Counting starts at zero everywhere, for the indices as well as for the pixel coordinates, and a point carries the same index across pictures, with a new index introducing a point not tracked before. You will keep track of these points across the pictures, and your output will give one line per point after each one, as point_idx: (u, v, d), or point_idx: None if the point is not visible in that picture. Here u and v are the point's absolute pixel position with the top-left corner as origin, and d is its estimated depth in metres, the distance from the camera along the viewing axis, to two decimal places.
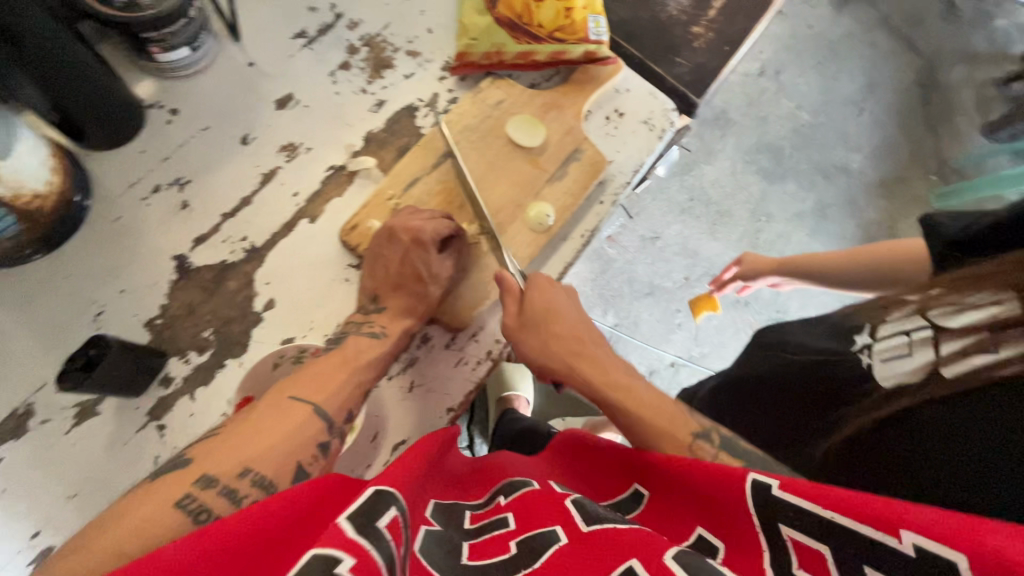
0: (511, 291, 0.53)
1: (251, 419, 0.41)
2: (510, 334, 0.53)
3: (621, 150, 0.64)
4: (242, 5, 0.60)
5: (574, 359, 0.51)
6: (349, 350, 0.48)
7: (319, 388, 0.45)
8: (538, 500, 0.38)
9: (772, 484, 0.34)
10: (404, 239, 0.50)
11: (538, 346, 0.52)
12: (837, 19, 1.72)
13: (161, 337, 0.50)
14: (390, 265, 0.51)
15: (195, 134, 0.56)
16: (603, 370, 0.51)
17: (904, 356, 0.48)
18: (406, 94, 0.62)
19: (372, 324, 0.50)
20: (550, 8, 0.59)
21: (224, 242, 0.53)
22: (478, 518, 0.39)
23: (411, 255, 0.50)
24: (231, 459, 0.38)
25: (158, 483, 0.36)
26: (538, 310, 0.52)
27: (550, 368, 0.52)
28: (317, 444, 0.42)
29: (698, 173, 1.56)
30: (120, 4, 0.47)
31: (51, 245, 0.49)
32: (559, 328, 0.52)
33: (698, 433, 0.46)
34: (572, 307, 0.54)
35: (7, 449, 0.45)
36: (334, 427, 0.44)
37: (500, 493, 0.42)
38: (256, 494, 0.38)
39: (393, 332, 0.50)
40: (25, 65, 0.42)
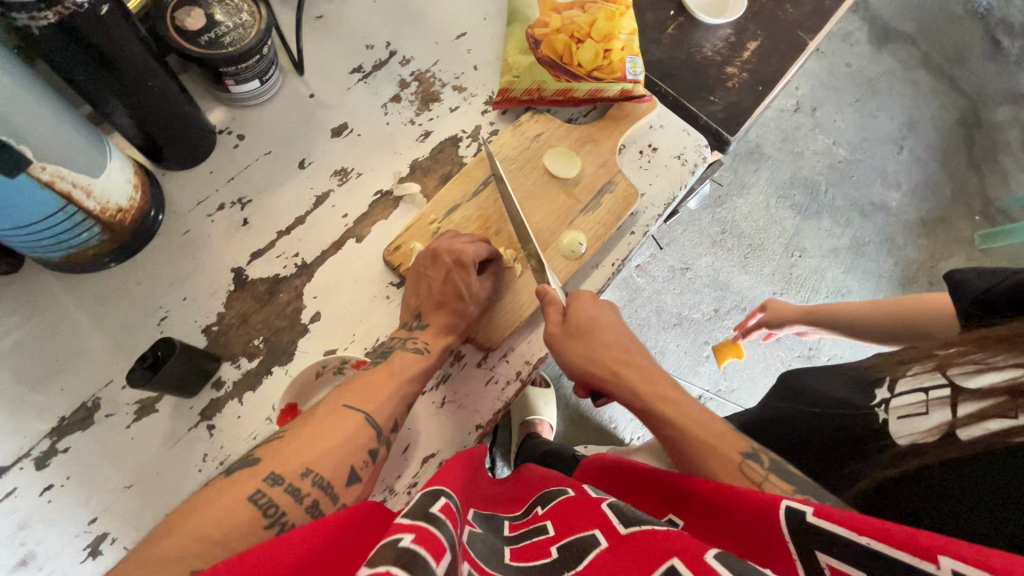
0: (554, 303, 0.55)
1: (309, 425, 0.45)
2: (555, 342, 0.55)
3: (653, 184, 0.66)
4: (307, 43, 0.66)
5: (615, 365, 0.53)
6: (395, 364, 0.50)
7: (369, 397, 0.47)
8: (575, 509, 0.43)
9: (806, 510, 0.35)
10: (448, 260, 0.53)
11: (586, 357, 0.53)
12: (877, 57, 1.72)
13: (217, 342, 0.54)
14: (431, 285, 0.54)
15: (258, 157, 0.61)
16: (647, 379, 0.52)
17: (920, 415, 0.47)
18: (451, 126, 0.66)
19: (416, 339, 0.53)
20: (589, 49, 0.63)
21: (278, 257, 0.58)
22: (517, 527, 0.45)
23: (453, 276, 0.53)
24: (294, 460, 0.42)
25: (232, 479, 0.40)
26: (581, 321, 0.54)
27: (591, 374, 0.54)
28: (368, 450, 0.45)
29: (730, 206, 1.57)
30: (204, 42, 0.53)
31: (126, 254, 0.55)
32: (603, 335, 0.54)
33: (745, 453, 0.46)
34: (613, 319, 0.56)
35: (75, 438, 0.49)
36: (383, 435, 0.47)
37: (536, 505, 0.48)
38: (316, 493, 0.42)
39: (435, 348, 0.53)
40: (121, 93, 0.47)
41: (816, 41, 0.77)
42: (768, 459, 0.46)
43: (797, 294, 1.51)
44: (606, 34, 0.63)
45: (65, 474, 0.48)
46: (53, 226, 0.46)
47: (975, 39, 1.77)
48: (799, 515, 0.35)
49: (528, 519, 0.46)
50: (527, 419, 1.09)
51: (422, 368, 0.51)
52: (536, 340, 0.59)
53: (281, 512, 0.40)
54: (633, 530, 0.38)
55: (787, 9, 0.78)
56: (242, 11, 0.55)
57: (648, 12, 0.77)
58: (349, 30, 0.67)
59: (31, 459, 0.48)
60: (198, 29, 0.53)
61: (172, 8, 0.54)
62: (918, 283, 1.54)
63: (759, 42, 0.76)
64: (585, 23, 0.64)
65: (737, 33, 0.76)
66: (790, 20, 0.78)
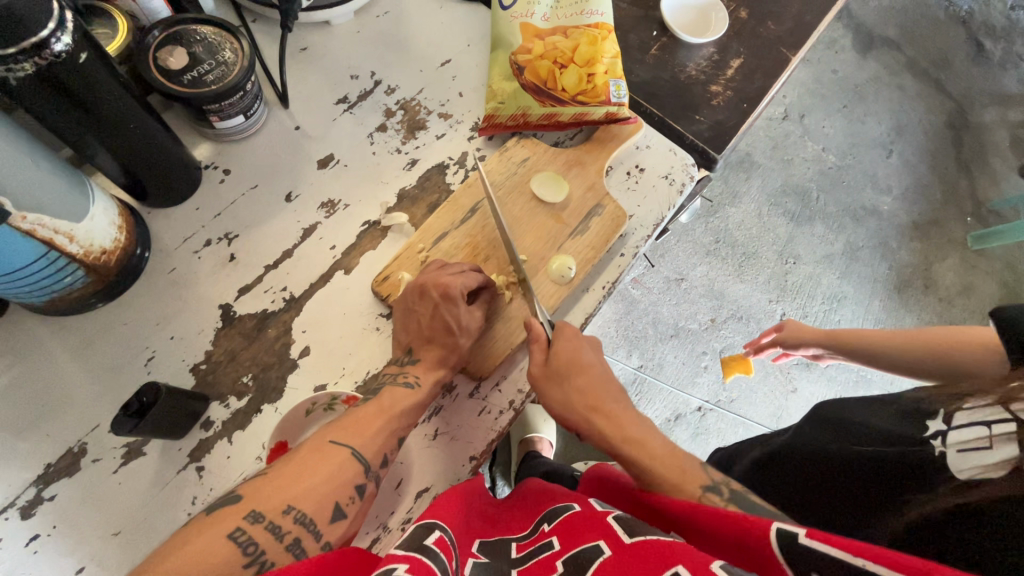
0: (538, 340, 0.55)
1: (297, 460, 0.45)
2: (536, 385, 0.54)
3: (642, 205, 0.66)
4: (292, 76, 0.66)
5: (591, 412, 0.52)
6: (385, 399, 0.50)
7: (358, 432, 0.47)
8: (581, 523, 0.42)
9: (799, 533, 0.36)
10: (435, 296, 0.53)
11: (562, 398, 0.52)
12: (862, 63, 1.74)
13: (205, 381, 0.53)
14: (421, 320, 0.54)
15: (245, 192, 0.61)
16: (618, 425, 0.51)
17: (983, 450, 0.45)
18: (438, 153, 0.66)
19: (406, 374, 0.52)
20: (573, 74, 0.64)
21: (267, 292, 0.57)
22: (524, 547, 0.43)
23: (441, 309, 0.53)
24: (277, 497, 0.42)
25: (212, 516, 0.40)
26: (561, 362, 0.54)
27: (568, 420, 0.52)
28: (354, 486, 0.45)
29: (723, 215, 1.57)
30: (188, 81, 0.54)
31: (113, 294, 0.54)
32: (584, 380, 0.53)
33: (706, 486, 0.46)
34: (595, 360, 0.55)
35: (61, 485, 0.48)
36: (371, 471, 0.46)
37: (543, 521, 0.46)
38: (297, 530, 0.41)
39: (426, 382, 0.52)
40: (103, 136, 0.47)
41: (800, 56, 0.78)
42: (727, 490, 0.46)
43: (793, 301, 1.51)
44: (589, 59, 0.64)
45: (52, 523, 0.47)
46: (37, 273, 0.46)
47: (958, 43, 1.79)
48: (793, 537, 0.36)
49: (534, 537, 0.45)
50: (525, 437, 1.08)
51: (412, 402, 0.51)
52: (528, 367, 0.58)
53: (261, 551, 0.39)
54: (638, 539, 0.39)
55: (769, 25, 0.79)
56: (225, 49, 0.55)
57: (631, 33, 0.77)
58: (334, 61, 0.68)
59: (17, 509, 0.47)
60: (181, 68, 0.54)
61: (155, 49, 0.54)
62: (913, 286, 1.55)
63: (742, 60, 0.76)
64: (568, 48, 0.64)
65: (720, 51, 0.77)
66: (772, 37, 0.79)
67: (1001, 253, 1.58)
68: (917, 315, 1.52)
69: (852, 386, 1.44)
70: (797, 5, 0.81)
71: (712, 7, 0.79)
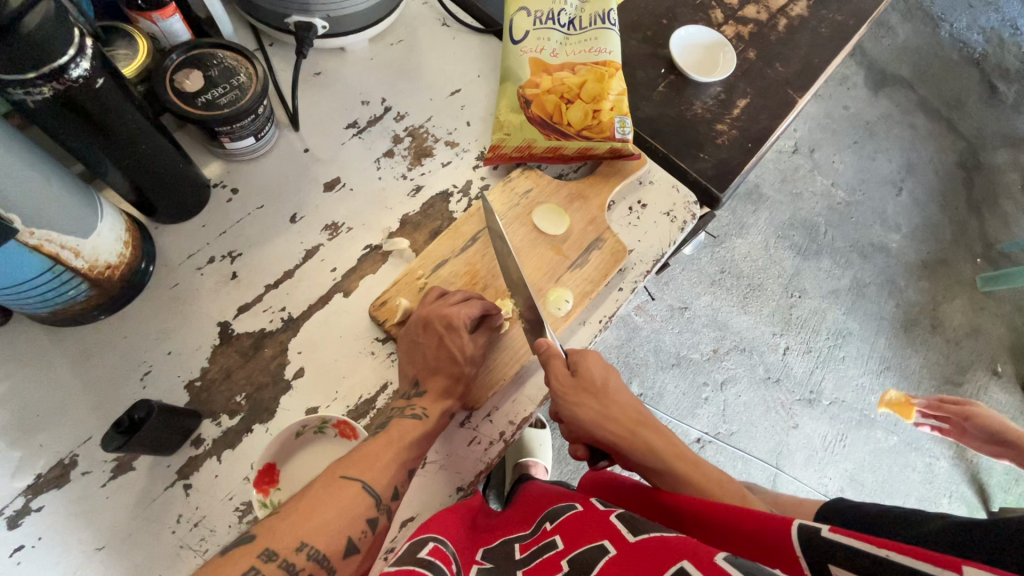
0: (557, 355, 0.54)
1: (310, 495, 0.44)
2: (567, 397, 0.53)
3: (642, 240, 0.67)
4: (305, 100, 0.68)
5: (635, 426, 0.53)
6: (394, 432, 0.50)
7: (368, 466, 0.47)
8: (581, 525, 0.44)
9: (823, 528, 0.38)
10: (439, 326, 0.54)
11: (600, 411, 0.53)
12: (874, 101, 1.75)
13: (198, 398, 0.54)
14: (426, 351, 0.54)
15: (251, 212, 0.62)
16: (664, 440, 0.53)
17: None
18: (443, 180, 0.67)
19: (414, 406, 0.52)
20: (578, 109, 0.65)
21: (265, 311, 0.58)
22: (527, 547, 0.44)
23: (445, 341, 0.53)
24: (291, 534, 0.41)
25: (227, 557, 0.40)
26: (594, 377, 0.54)
27: (608, 434, 0.53)
28: (366, 520, 0.45)
29: (729, 246, 1.57)
30: (202, 103, 0.55)
31: (114, 307, 0.55)
32: (619, 397, 0.55)
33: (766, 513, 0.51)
34: (619, 381, 0.57)
35: (49, 497, 0.49)
36: (382, 503, 0.46)
37: (545, 521, 0.48)
38: (311, 567, 0.41)
39: (434, 413, 0.52)
40: (115, 154, 0.48)
41: (806, 98, 0.79)
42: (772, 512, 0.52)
43: (797, 335, 1.49)
44: (595, 95, 0.65)
45: (37, 535, 0.47)
46: (40, 286, 0.47)
47: (971, 84, 1.80)
48: (815, 531, 0.38)
49: (536, 536, 0.46)
50: (519, 461, 1.07)
51: (420, 434, 0.51)
52: (521, 399, 0.58)
53: None
54: (642, 536, 0.39)
55: (776, 67, 0.81)
56: (240, 73, 0.57)
57: (639, 70, 0.78)
58: (345, 87, 0.69)
59: (4, 518, 0.48)
60: (195, 91, 0.55)
61: (173, 71, 0.56)
62: (920, 326, 1.53)
63: (749, 100, 0.77)
64: (575, 84, 0.65)
65: (727, 90, 0.78)
66: (779, 78, 0.80)
67: (1010, 296, 1.57)
68: (923, 355, 1.50)
69: (856, 425, 1.42)
70: (804, 49, 0.83)
71: (720, 47, 0.81)
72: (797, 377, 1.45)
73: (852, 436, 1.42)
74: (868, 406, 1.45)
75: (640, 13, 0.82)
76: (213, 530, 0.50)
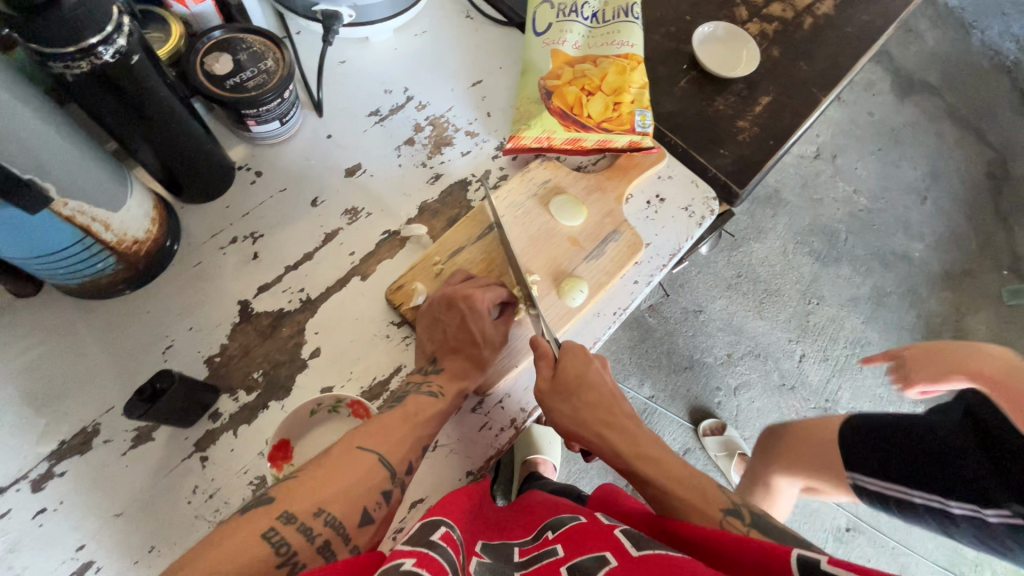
0: (545, 356, 0.54)
1: (325, 465, 0.45)
2: (544, 401, 0.54)
3: (659, 234, 0.66)
4: (329, 87, 0.69)
5: (604, 427, 0.53)
6: (409, 407, 0.50)
7: (384, 438, 0.48)
8: (585, 535, 0.43)
9: (820, 559, 0.36)
10: (462, 307, 0.55)
11: (571, 413, 0.53)
12: (900, 107, 1.72)
13: (217, 373, 0.55)
14: (446, 331, 0.56)
15: (274, 194, 0.63)
16: (632, 441, 0.53)
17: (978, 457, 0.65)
18: (462, 169, 0.67)
19: (431, 384, 0.53)
20: (599, 101, 0.65)
21: (284, 291, 0.59)
22: (527, 552, 0.44)
23: (467, 322, 0.55)
24: (309, 499, 0.42)
25: (246, 517, 0.40)
26: (569, 379, 0.53)
27: (578, 434, 0.54)
28: (381, 491, 0.45)
29: (746, 250, 1.55)
30: (231, 86, 0.57)
31: (139, 283, 0.56)
32: (591, 395, 0.54)
33: (729, 509, 0.49)
34: (601, 376, 0.55)
35: (71, 463, 0.50)
36: (397, 476, 0.47)
37: (547, 529, 0.47)
38: (328, 533, 0.42)
39: (450, 392, 0.53)
40: (145, 130, 0.49)
41: (829, 97, 0.79)
42: (748, 515, 0.49)
43: (814, 342, 1.47)
44: (616, 88, 0.65)
45: (59, 499, 0.49)
46: (71, 257, 0.48)
47: (1002, 93, 1.77)
48: (814, 564, 0.36)
49: (537, 543, 0.45)
50: (528, 458, 1.07)
51: (437, 411, 0.51)
52: (533, 387, 0.58)
53: (292, 552, 0.40)
54: (645, 552, 0.39)
55: (800, 66, 0.80)
56: (268, 58, 0.58)
57: (661, 66, 0.78)
58: (368, 76, 0.70)
59: (28, 482, 0.49)
60: (225, 74, 0.57)
61: (203, 54, 0.57)
62: (942, 337, 1.50)
63: (771, 97, 0.77)
64: (596, 77, 0.66)
65: (749, 87, 0.77)
66: (803, 77, 0.79)
67: None
68: None
69: None
70: (829, 49, 0.82)
71: (744, 44, 0.80)
72: (813, 385, 1.44)
73: None
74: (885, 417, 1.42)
75: (663, 9, 0.82)
76: (227, 502, 0.51)
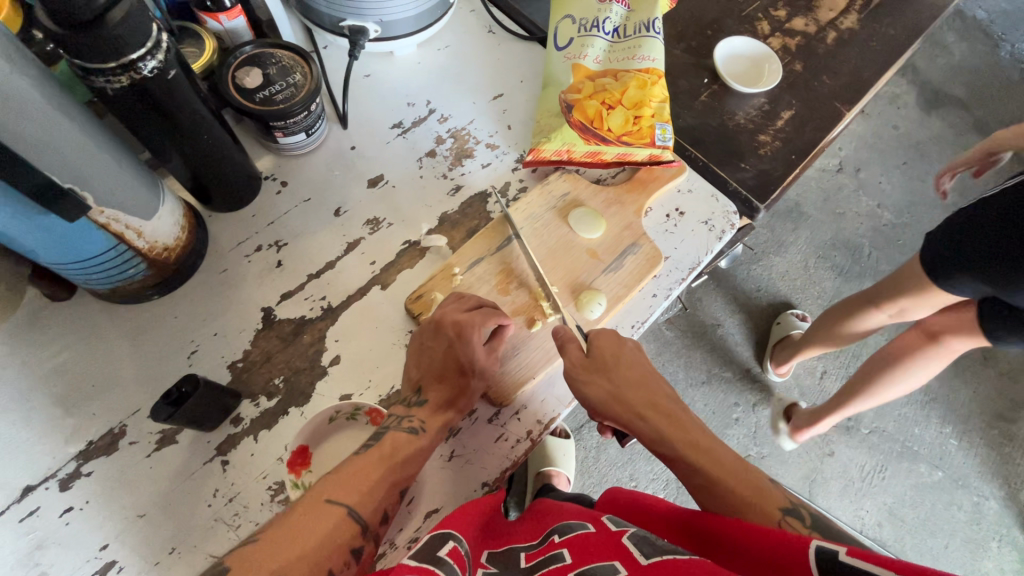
0: (572, 339, 0.55)
1: (292, 520, 0.43)
2: (580, 377, 0.53)
3: (679, 247, 0.66)
4: (354, 100, 0.71)
5: (647, 407, 0.53)
6: (386, 447, 0.49)
7: (354, 489, 0.46)
8: (593, 544, 0.42)
9: (840, 551, 0.36)
10: (450, 332, 0.54)
11: (611, 390, 0.53)
12: (926, 120, 1.72)
13: (239, 378, 0.56)
14: (433, 356, 0.55)
15: (298, 204, 0.64)
16: (677, 424, 0.52)
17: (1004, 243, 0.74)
18: (482, 181, 0.68)
19: (412, 418, 0.52)
20: (620, 115, 0.66)
21: (306, 299, 0.60)
22: (533, 557, 0.43)
23: (455, 347, 0.54)
24: (268, 562, 0.40)
25: None
26: (605, 356, 0.54)
27: (621, 416, 0.53)
28: (350, 549, 0.44)
29: (766, 264, 1.55)
30: (260, 99, 0.58)
31: (167, 289, 0.58)
32: (630, 375, 0.54)
33: (785, 509, 0.48)
34: (637, 356, 0.56)
35: (98, 464, 0.51)
36: (367, 531, 0.46)
37: (553, 533, 0.46)
38: None
39: (431, 428, 0.52)
40: (177, 142, 0.51)
41: (853, 111, 0.78)
42: (806, 515, 0.48)
43: (835, 357, 1.44)
44: (637, 102, 0.66)
45: (85, 498, 0.50)
46: (104, 263, 0.50)
47: None
48: (833, 555, 0.36)
49: (542, 546, 0.45)
50: (541, 470, 1.06)
51: (416, 449, 0.50)
52: (550, 399, 0.58)
53: None
54: (655, 560, 0.39)
55: (823, 80, 0.80)
56: (296, 72, 0.60)
57: (682, 79, 0.78)
58: (392, 89, 0.72)
59: (56, 481, 0.50)
60: (255, 87, 0.59)
61: (235, 68, 0.59)
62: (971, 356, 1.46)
63: (793, 111, 0.77)
64: (617, 91, 0.66)
65: (771, 101, 0.77)
66: (826, 91, 0.79)
67: None
68: (973, 389, 1.43)
69: (896, 457, 1.36)
70: (853, 63, 0.82)
71: (766, 59, 0.80)
72: None
73: (892, 469, 1.35)
74: (909, 437, 1.38)
75: (684, 23, 0.82)
76: (247, 506, 0.51)
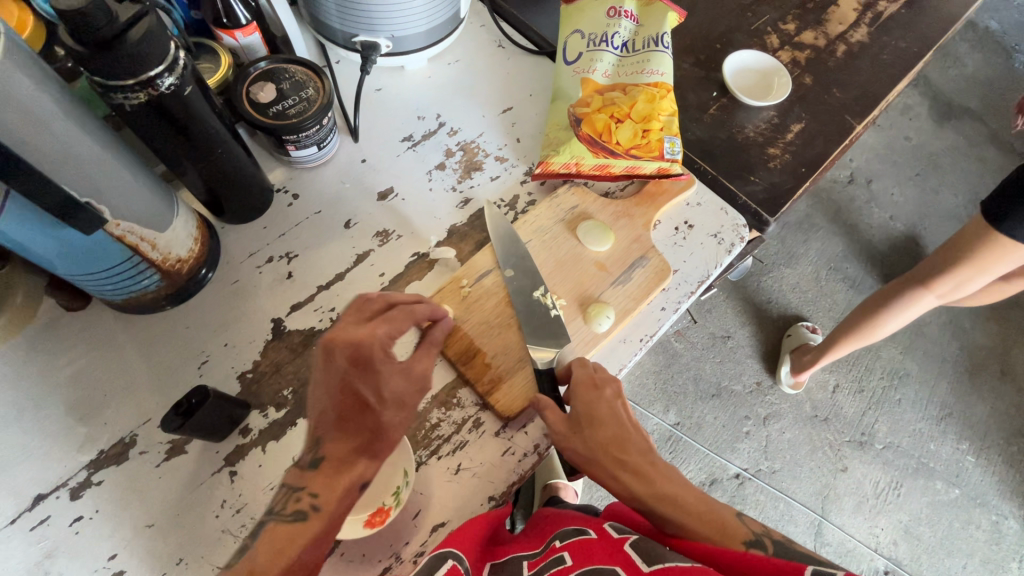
0: (545, 406, 0.52)
1: None
2: (560, 442, 0.52)
3: (688, 261, 0.66)
4: (365, 113, 0.72)
5: (618, 467, 0.50)
6: (264, 551, 0.42)
7: None
8: (595, 550, 0.43)
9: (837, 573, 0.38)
10: (342, 361, 0.47)
11: (583, 451, 0.51)
12: (939, 132, 1.82)
13: (249, 389, 0.56)
14: (327, 399, 0.47)
15: (309, 216, 0.65)
16: (651, 481, 0.49)
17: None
18: (491, 194, 0.69)
19: (302, 494, 0.45)
20: (628, 128, 0.66)
21: (316, 310, 0.60)
22: (535, 566, 0.45)
23: (348, 377, 0.47)
24: None
25: None
26: (578, 415, 0.51)
27: (595, 474, 0.51)
28: None
29: (776, 275, 1.59)
30: (274, 113, 0.59)
31: (180, 299, 0.59)
32: (603, 433, 0.51)
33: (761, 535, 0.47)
34: (614, 409, 0.52)
35: (108, 473, 0.52)
36: None
37: (555, 538, 0.47)
38: None
39: (330, 500, 0.44)
40: (191, 155, 0.52)
41: (865, 124, 0.78)
42: (770, 545, 0.46)
43: (848, 372, 1.47)
44: (645, 116, 0.66)
45: (95, 507, 0.50)
46: (119, 274, 0.51)
47: None
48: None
49: (545, 553, 0.46)
50: (549, 482, 1.05)
51: (311, 534, 0.43)
52: None
53: None
54: (656, 568, 0.40)
55: (834, 93, 0.80)
56: (308, 87, 0.61)
57: (691, 92, 0.78)
58: (403, 103, 0.73)
59: (67, 489, 0.51)
60: (269, 102, 0.60)
61: (250, 83, 0.60)
62: (988, 369, 1.49)
63: (803, 124, 0.76)
64: (626, 104, 0.66)
65: (782, 114, 0.77)
66: (837, 104, 0.79)
67: None
68: (991, 404, 1.45)
69: (912, 473, 1.37)
70: (865, 76, 0.82)
71: (775, 72, 0.80)
72: (848, 418, 1.42)
73: (908, 485, 1.36)
74: (925, 453, 1.40)
75: (693, 37, 0.82)
76: (253, 518, 0.51)
